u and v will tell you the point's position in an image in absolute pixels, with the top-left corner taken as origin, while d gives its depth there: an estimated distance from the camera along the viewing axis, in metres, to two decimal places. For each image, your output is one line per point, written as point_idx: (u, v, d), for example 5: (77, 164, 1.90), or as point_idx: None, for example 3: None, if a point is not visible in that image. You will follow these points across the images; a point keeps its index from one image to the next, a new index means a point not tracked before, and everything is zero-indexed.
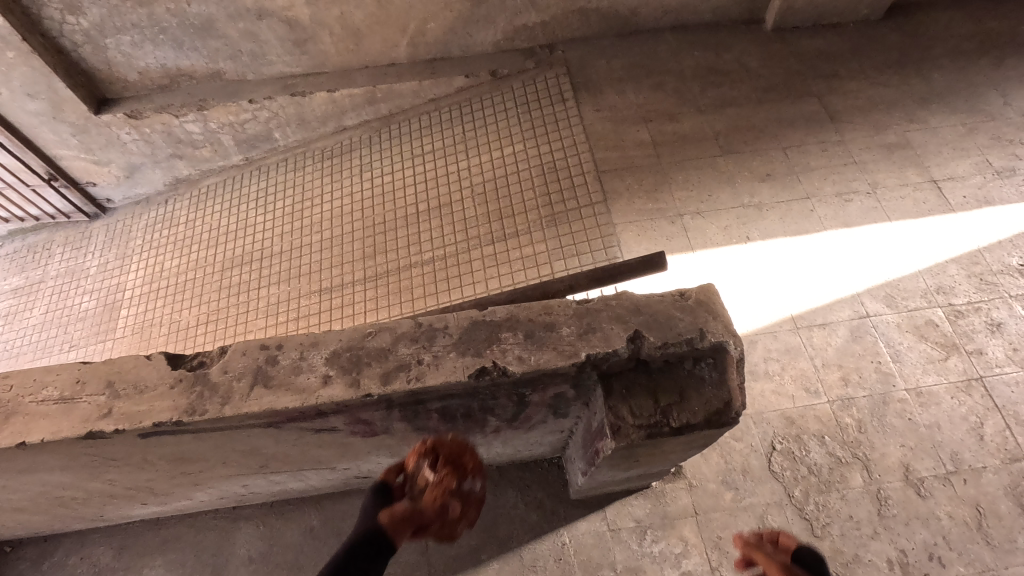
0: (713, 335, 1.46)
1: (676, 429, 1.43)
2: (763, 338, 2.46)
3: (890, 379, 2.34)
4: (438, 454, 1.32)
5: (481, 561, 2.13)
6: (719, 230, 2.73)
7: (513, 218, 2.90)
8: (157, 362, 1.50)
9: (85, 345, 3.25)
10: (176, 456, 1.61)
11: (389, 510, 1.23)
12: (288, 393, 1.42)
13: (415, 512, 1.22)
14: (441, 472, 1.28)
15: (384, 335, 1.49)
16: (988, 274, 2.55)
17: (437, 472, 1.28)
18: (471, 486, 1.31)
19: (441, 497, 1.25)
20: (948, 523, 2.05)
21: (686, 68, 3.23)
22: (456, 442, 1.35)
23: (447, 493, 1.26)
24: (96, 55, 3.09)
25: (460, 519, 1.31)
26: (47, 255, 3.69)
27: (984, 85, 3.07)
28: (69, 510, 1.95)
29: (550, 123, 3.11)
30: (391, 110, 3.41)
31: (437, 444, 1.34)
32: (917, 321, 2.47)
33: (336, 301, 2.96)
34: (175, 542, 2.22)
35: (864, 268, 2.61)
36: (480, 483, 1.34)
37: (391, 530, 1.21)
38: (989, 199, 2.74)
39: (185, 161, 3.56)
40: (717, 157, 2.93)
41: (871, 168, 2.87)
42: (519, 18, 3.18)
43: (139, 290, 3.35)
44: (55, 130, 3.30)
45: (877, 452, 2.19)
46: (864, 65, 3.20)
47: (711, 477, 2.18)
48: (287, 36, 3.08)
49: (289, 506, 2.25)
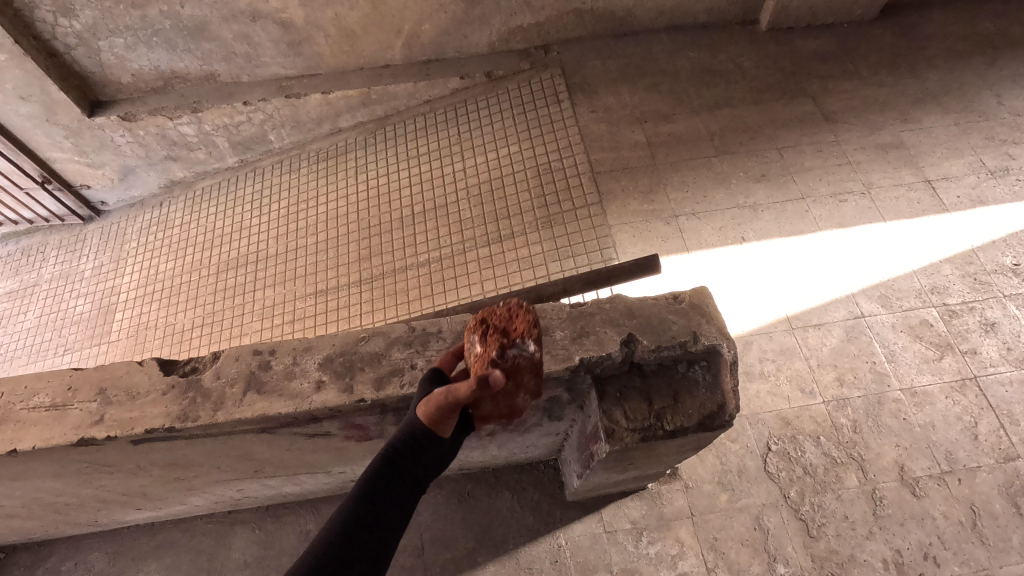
0: (706, 338, 1.46)
1: (670, 433, 1.43)
2: (758, 339, 2.46)
3: (885, 379, 2.35)
4: (487, 327, 1.25)
5: (477, 564, 2.13)
6: (714, 230, 2.73)
7: (508, 220, 2.90)
8: (150, 368, 1.50)
9: (79, 349, 3.23)
10: (170, 462, 1.60)
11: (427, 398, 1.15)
12: (282, 398, 1.42)
13: (453, 389, 1.13)
14: (485, 344, 1.21)
15: (377, 339, 1.49)
16: (983, 273, 2.56)
17: (482, 345, 1.22)
18: (521, 350, 1.21)
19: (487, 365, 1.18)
20: (943, 523, 2.06)
21: (680, 69, 3.23)
22: (505, 312, 1.27)
23: (491, 359, 1.18)
24: (89, 57, 3.08)
25: (515, 384, 1.21)
26: (41, 258, 3.67)
27: (978, 85, 3.08)
28: (63, 516, 1.94)
29: (545, 125, 3.10)
30: (386, 112, 3.40)
31: (487, 316, 1.28)
32: (911, 321, 2.47)
33: (330, 304, 2.95)
34: (170, 546, 2.21)
35: (858, 269, 2.61)
36: (534, 347, 1.22)
37: (430, 415, 1.12)
38: (983, 199, 2.75)
39: (179, 164, 3.55)
40: (712, 158, 2.93)
41: (865, 169, 2.87)
42: (514, 19, 3.18)
43: (133, 293, 3.34)
44: (49, 133, 3.29)
45: (872, 452, 2.20)
46: (858, 66, 3.21)
47: (707, 478, 2.19)
48: (281, 37, 3.07)
49: (284, 510, 2.24)
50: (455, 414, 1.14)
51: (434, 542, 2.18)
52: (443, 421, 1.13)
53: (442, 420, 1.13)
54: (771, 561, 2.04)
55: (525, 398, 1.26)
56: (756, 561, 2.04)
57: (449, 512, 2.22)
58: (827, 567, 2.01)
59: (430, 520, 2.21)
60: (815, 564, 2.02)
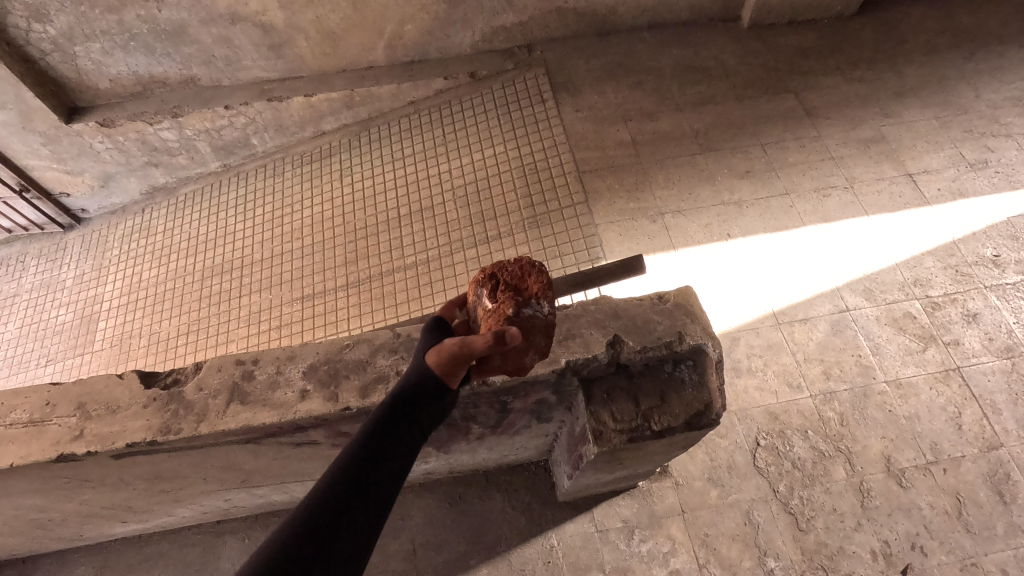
0: (691, 338, 1.47)
1: (657, 433, 1.43)
2: (745, 334, 2.48)
3: (870, 371, 2.37)
4: (501, 283, 1.26)
5: (470, 567, 2.12)
6: (700, 227, 2.74)
7: (495, 220, 2.89)
8: (130, 381, 1.48)
9: (62, 359, 3.18)
10: (154, 474, 1.58)
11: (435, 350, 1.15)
12: (266, 408, 1.41)
13: (467, 340, 1.12)
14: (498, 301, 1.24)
15: (362, 346, 1.48)
16: (964, 265, 2.60)
17: (495, 302, 1.24)
18: (537, 309, 1.24)
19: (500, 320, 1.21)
20: (929, 513, 2.09)
21: (664, 67, 3.24)
22: (516, 269, 1.28)
23: (507, 316, 1.20)
24: (65, 63, 3.04)
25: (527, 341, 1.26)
26: (20, 268, 3.60)
27: (957, 79, 3.12)
28: (46, 531, 1.91)
29: (530, 124, 3.10)
30: (370, 114, 3.37)
31: (497, 273, 1.29)
32: (895, 313, 2.50)
33: (318, 308, 2.93)
34: (158, 558, 2.18)
35: (842, 263, 2.64)
36: (548, 307, 1.25)
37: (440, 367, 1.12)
38: (963, 192, 2.78)
39: (161, 169, 3.50)
40: (697, 155, 2.94)
41: (847, 163, 2.90)
42: (496, 19, 3.17)
43: (117, 302, 3.29)
44: (26, 140, 3.23)
45: (859, 445, 2.22)
46: (839, 61, 3.24)
47: (697, 475, 2.20)
48: (262, 40, 3.04)
49: (274, 518, 2.22)
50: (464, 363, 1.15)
51: (426, 546, 2.17)
52: (451, 369, 1.13)
53: (450, 369, 1.13)
54: (761, 555, 2.05)
55: (533, 357, 1.30)
56: (747, 556, 2.05)
57: (440, 516, 2.21)
58: (816, 560, 2.03)
59: (422, 525, 2.20)
60: (805, 557, 2.04)
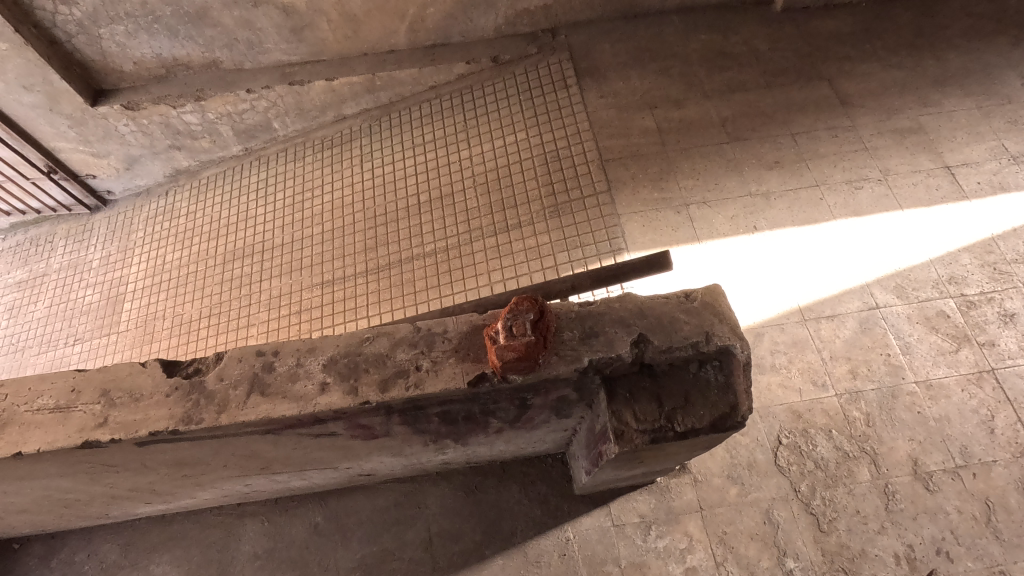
0: (718, 339, 1.43)
1: (680, 434, 1.41)
2: (769, 330, 2.42)
3: (899, 372, 2.30)
4: (544, 321, 1.38)
5: (484, 557, 2.13)
6: (725, 219, 2.67)
7: (514, 210, 2.84)
8: (153, 369, 1.50)
9: (89, 339, 3.24)
10: (178, 460, 1.60)
11: (500, 354, 1.35)
12: (286, 400, 1.41)
13: (512, 360, 1.35)
14: (542, 337, 1.37)
15: (382, 340, 1.48)
16: (1002, 263, 2.50)
17: (539, 337, 1.36)
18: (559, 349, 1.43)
19: (534, 355, 1.35)
20: (957, 518, 2.03)
21: (692, 52, 3.14)
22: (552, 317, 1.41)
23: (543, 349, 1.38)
24: (91, 45, 3.05)
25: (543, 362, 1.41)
26: (49, 248, 3.66)
27: (1001, 67, 2.98)
28: (74, 510, 1.97)
29: (552, 111, 3.03)
30: (391, 98, 3.34)
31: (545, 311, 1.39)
32: (927, 312, 2.42)
33: (337, 294, 2.93)
34: (180, 538, 2.25)
35: (873, 258, 2.56)
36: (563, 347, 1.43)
37: None
38: (1004, 186, 2.67)
39: (183, 152, 3.50)
40: (724, 145, 2.86)
41: (882, 154, 2.79)
42: (520, 2, 3.10)
43: (142, 283, 3.34)
44: (52, 122, 3.25)
45: (885, 446, 2.16)
46: (877, 47, 3.10)
47: (717, 472, 2.16)
48: (284, 23, 3.02)
49: (293, 502, 2.27)
50: (505, 367, 1.37)
51: (441, 535, 2.18)
52: (503, 366, 1.37)
53: (502, 366, 1.37)
54: (780, 556, 2.02)
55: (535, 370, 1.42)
56: (766, 555, 2.02)
57: (456, 506, 2.22)
58: (838, 562, 1.99)
59: (437, 514, 2.21)
60: (826, 559, 2.00)
